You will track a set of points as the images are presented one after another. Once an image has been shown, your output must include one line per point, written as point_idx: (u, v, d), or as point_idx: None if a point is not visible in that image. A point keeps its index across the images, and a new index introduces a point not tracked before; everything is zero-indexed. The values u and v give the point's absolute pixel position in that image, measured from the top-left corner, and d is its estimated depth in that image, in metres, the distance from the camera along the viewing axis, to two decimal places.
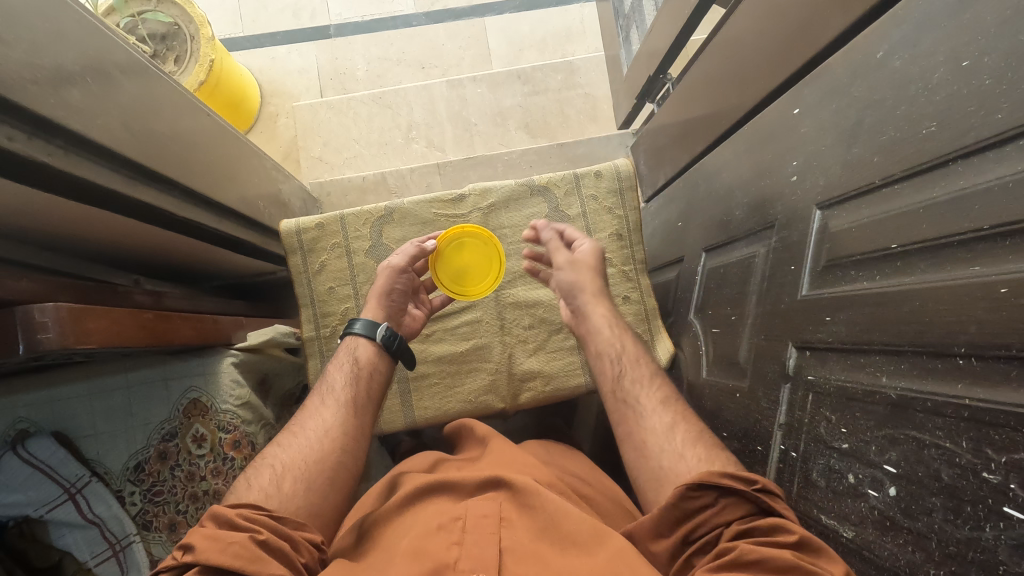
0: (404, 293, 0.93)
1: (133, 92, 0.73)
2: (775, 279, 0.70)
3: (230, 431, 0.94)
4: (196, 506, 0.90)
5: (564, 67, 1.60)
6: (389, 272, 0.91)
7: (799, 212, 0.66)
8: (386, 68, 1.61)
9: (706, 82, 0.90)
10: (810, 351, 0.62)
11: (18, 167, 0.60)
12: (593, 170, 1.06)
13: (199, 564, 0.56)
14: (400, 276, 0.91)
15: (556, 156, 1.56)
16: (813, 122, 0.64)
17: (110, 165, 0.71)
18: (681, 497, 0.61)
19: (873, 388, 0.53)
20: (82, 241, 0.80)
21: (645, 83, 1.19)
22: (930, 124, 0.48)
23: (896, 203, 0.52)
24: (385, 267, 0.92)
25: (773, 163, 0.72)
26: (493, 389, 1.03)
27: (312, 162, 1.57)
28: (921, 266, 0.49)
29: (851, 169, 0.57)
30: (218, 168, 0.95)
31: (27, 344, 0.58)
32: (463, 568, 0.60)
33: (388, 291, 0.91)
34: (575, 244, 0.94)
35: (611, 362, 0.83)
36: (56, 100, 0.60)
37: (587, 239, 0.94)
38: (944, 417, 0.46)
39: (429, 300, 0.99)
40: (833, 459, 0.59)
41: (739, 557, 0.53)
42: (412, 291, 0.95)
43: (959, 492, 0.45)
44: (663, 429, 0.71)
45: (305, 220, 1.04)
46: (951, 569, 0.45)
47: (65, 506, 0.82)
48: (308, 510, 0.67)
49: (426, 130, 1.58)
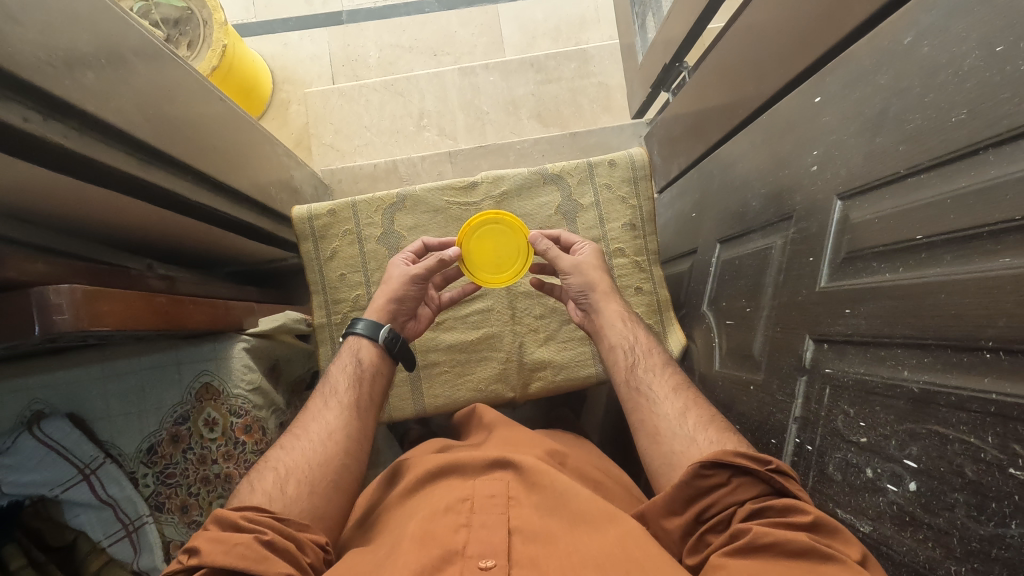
0: (418, 300, 0.92)
1: (147, 76, 0.73)
2: (792, 271, 0.69)
3: (241, 415, 0.95)
4: (207, 489, 0.91)
5: (578, 54, 1.58)
6: (408, 281, 0.89)
7: (818, 203, 0.65)
8: (398, 55, 1.60)
9: (724, 70, 0.89)
10: (829, 344, 0.61)
11: (34, 149, 0.60)
12: (606, 159, 1.05)
13: (205, 567, 0.56)
14: (415, 284, 0.89)
15: (568, 146, 1.54)
16: (835, 111, 0.63)
17: (124, 148, 0.71)
18: (695, 476, 0.60)
19: (894, 381, 0.52)
20: (96, 224, 0.80)
21: (661, 71, 1.17)
22: (959, 113, 0.47)
23: (923, 192, 0.50)
24: (402, 272, 0.90)
25: (793, 153, 0.70)
26: (503, 377, 1.03)
27: (323, 149, 1.57)
28: (947, 258, 0.48)
29: (874, 159, 0.56)
30: (231, 154, 0.95)
31: (42, 326, 0.58)
32: (472, 552, 0.59)
33: (403, 298, 0.89)
34: (575, 247, 0.92)
35: (625, 354, 0.81)
36: (71, 82, 0.60)
37: (585, 241, 0.93)
38: (969, 412, 0.45)
39: (438, 296, 0.98)
40: (850, 453, 0.58)
41: (754, 541, 0.53)
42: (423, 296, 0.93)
43: (983, 488, 0.44)
44: (675, 414, 0.71)
45: (316, 207, 1.03)
46: (973, 566, 0.45)
47: (80, 487, 0.84)
48: (314, 512, 0.67)
49: (437, 118, 1.57)
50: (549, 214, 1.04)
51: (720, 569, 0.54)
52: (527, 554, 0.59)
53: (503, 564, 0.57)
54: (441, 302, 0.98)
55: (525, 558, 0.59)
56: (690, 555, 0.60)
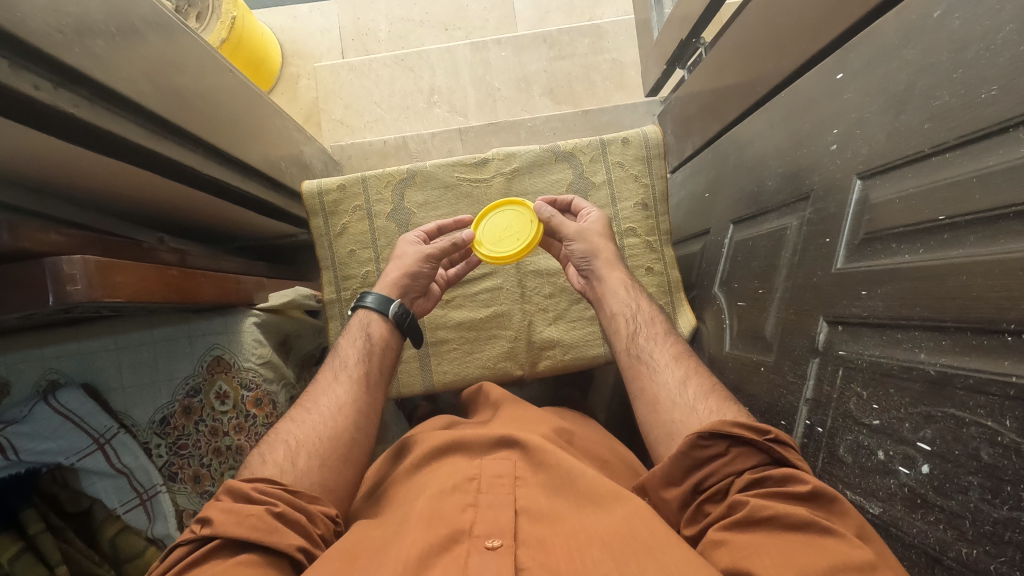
0: (429, 279, 0.92)
1: (157, 46, 0.72)
2: (808, 252, 0.68)
3: (252, 389, 0.96)
4: (220, 460, 0.93)
5: (592, 30, 1.55)
6: (421, 260, 0.89)
7: (837, 182, 0.63)
8: (408, 30, 1.57)
9: (743, 45, 0.86)
10: (843, 326, 0.60)
11: (44, 117, 0.60)
12: (620, 136, 1.03)
13: (218, 537, 0.57)
14: (427, 263, 0.90)
15: (580, 124, 1.51)
16: (858, 88, 0.61)
17: (134, 118, 0.70)
18: (693, 446, 0.60)
19: (910, 363, 0.52)
20: (107, 195, 0.80)
21: (677, 48, 1.14)
22: (991, 88, 0.45)
23: (947, 172, 0.49)
24: (415, 250, 0.90)
25: (812, 132, 0.69)
26: (511, 355, 1.03)
27: (333, 124, 1.55)
28: (970, 239, 0.47)
29: (899, 136, 0.55)
30: (241, 126, 0.94)
31: (56, 296, 0.59)
32: (480, 532, 0.58)
33: (416, 276, 0.89)
34: (582, 213, 0.93)
35: (626, 321, 0.81)
36: (81, 50, 0.59)
37: (594, 209, 0.93)
38: (988, 395, 0.44)
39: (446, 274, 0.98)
40: (862, 435, 0.58)
41: (752, 514, 0.53)
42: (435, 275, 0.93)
43: (998, 472, 0.44)
44: (675, 383, 0.71)
45: (327, 182, 1.03)
46: (985, 549, 0.45)
47: (95, 456, 0.85)
48: (324, 485, 0.67)
49: (448, 95, 1.55)
50: (560, 192, 1.03)
51: (721, 545, 0.54)
52: (534, 534, 0.59)
53: (510, 544, 0.57)
54: (449, 282, 0.99)
55: (531, 538, 0.59)
56: (689, 525, 0.60)
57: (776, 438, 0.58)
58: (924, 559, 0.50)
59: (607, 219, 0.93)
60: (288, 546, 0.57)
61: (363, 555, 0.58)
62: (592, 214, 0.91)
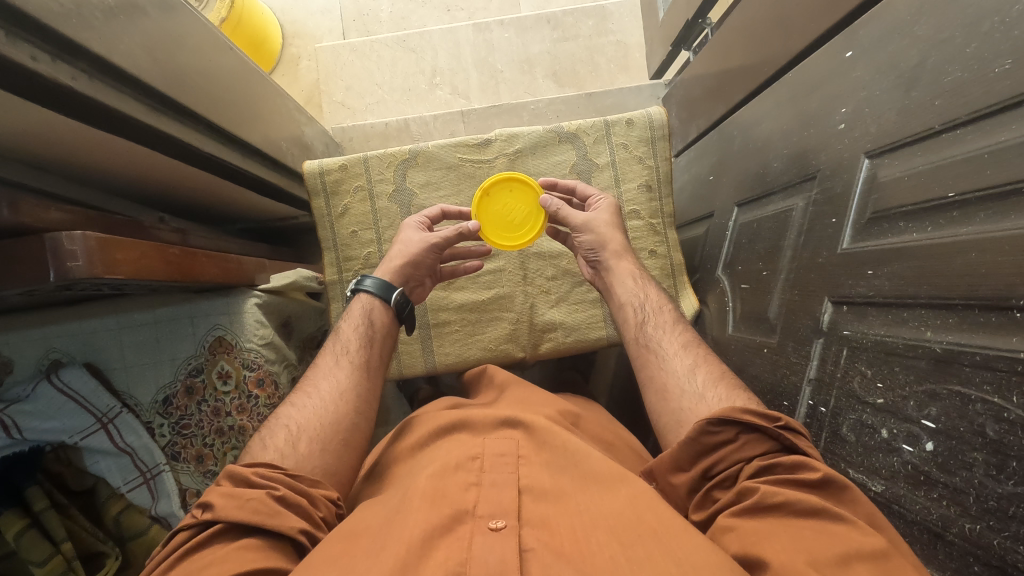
0: (430, 268, 0.91)
1: (157, 21, 0.71)
2: (814, 231, 0.67)
3: (254, 368, 0.95)
4: (223, 439, 0.93)
5: (596, 11, 1.52)
6: (426, 248, 0.88)
7: (844, 161, 0.62)
8: (410, 11, 1.55)
9: (751, 23, 0.85)
10: (848, 306, 0.60)
11: (41, 91, 0.59)
12: (624, 118, 1.02)
13: (221, 522, 0.57)
14: (433, 253, 0.89)
15: (583, 106, 1.48)
16: (868, 65, 0.60)
17: (133, 94, 0.69)
18: (702, 433, 0.60)
19: (916, 342, 0.51)
20: (108, 172, 0.80)
21: (683, 28, 1.13)
22: (1005, 63, 0.44)
23: (958, 148, 0.48)
24: (422, 240, 0.89)
25: (819, 111, 0.68)
26: (514, 337, 1.03)
27: (334, 106, 1.54)
28: (980, 216, 0.46)
29: (907, 114, 0.54)
30: (241, 106, 0.93)
31: (57, 271, 0.58)
32: (483, 512, 0.58)
33: (419, 264, 0.89)
34: (591, 200, 0.92)
35: (634, 311, 0.80)
36: (77, 21, 0.58)
37: (603, 195, 0.92)
38: (995, 371, 0.44)
39: (444, 268, 0.97)
40: (866, 414, 0.58)
41: (762, 501, 0.53)
42: (434, 266, 0.93)
43: (1005, 447, 0.43)
44: (684, 371, 0.70)
45: (327, 161, 1.02)
46: (988, 524, 0.45)
47: (98, 435, 0.86)
48: (326, 469, 0.67)
49: (450, 76, 1.53)
50: (564, 173, 1.03)
51: (729, 531, 0.54)
52: (536, 513, 0.59)
53: (514, 525, 0.56)
54: (444, 276, 0.97)
55: (535, 517, 0.59)
56: (697, 511, 0.61)
57: (786, 425, 0.58)
58: (927, 535, 0.51)
59: (618, 205, 0.92)
60: (290, 529, 0.57)
61: (365, 533, 0.58)
62: (601, 203, 0.91)
